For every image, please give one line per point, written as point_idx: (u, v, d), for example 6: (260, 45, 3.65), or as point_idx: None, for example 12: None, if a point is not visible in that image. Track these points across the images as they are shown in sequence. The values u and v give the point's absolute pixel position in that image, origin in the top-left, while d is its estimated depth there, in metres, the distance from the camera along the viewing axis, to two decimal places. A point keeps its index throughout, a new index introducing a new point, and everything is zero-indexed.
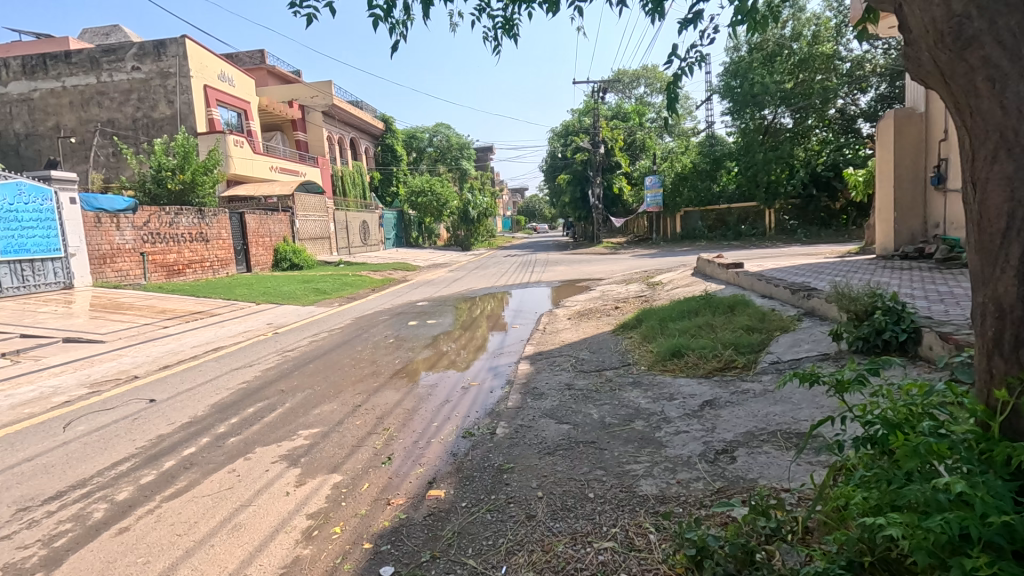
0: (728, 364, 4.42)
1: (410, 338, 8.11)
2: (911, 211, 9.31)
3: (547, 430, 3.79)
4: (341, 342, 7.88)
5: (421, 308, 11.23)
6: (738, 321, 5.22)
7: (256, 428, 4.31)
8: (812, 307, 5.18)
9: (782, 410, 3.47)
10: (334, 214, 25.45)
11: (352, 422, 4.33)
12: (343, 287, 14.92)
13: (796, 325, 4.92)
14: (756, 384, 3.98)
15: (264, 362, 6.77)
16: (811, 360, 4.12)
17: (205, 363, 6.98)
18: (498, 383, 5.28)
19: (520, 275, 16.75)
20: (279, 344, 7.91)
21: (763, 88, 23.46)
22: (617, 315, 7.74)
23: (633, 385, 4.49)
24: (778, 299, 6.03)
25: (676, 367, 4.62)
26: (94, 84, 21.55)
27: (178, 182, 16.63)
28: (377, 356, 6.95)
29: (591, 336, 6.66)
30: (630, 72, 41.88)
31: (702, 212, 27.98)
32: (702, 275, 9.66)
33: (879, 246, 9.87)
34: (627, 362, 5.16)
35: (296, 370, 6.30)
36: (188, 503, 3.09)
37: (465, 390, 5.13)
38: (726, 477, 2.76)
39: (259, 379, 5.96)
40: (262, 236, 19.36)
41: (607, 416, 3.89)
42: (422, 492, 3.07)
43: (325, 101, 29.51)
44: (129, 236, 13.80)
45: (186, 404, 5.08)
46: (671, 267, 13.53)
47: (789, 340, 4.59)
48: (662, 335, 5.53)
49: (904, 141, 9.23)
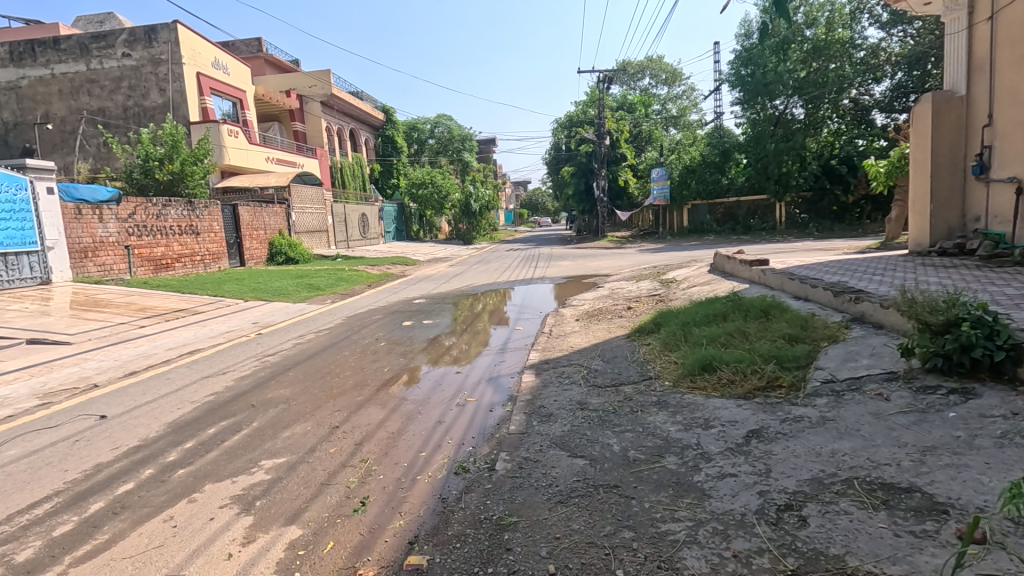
0: (772, 384, 3.71)
1: (404, 339, 7.41)
2: (946, 203, 8.58)
3: (557, 467, 3.10)
4: (328, 344, 7.20)
5: (418, 305, 10.52)
6: (776, 329, 4.51)
7: (211, 457, 3.63)
8: (863, 312, 4.50)
9: (850, 446, 2.79)
10: (332, 206, 24.79)
11: (325, 450, 3.65)
12: (339, 283, 14.25)
13: (846, 335, 4.22)
14: (810, 411, 3.28)
15: (241, 369, 6.08)
16: (877, 379, 3.42)
17: (176, 369, 6.32)
18: (498, 398, 4.57)
19: (523, 271, 16.04)
20: (262, 347, 7.24)
21: (775, 77, 22.67)
22: (631, 317, 7.02)
23: (658, 406, 3.80)
24: (816, 301, 5.33)
25: (706, 387, 3.91)
26: (84, 72, 20.85)
27: (166, 172, 15.92)
28: (365, 361, 6.28)
29: (603, 342, 5.96)
30: (634, 63, 40.96)
31: (710, 205, 27.04)
32: (721, 273, 8.91)
33: (911, 241, 9.12)
34: (649, 376, 4.45)
35: (273, 379, 5.63)
36: (102, 570, 2.43)
37: (460, 407, 4.42)
38: (799, 551, 2.08)
39: (231, 390, 5.28)
40: (257, 229, 18.71)
41: (631, 448, 3.21)
42: (398, 559, 2.39)
43: (324, 90, 28.77)
44: (113, 228, 13.16)
45: (140, 422, 4.41)
46: (684, 263, 12.78)
47: (842, 354, 3.88)
48: (685, 344, 4.83)
49: (942, 127, 8.48)
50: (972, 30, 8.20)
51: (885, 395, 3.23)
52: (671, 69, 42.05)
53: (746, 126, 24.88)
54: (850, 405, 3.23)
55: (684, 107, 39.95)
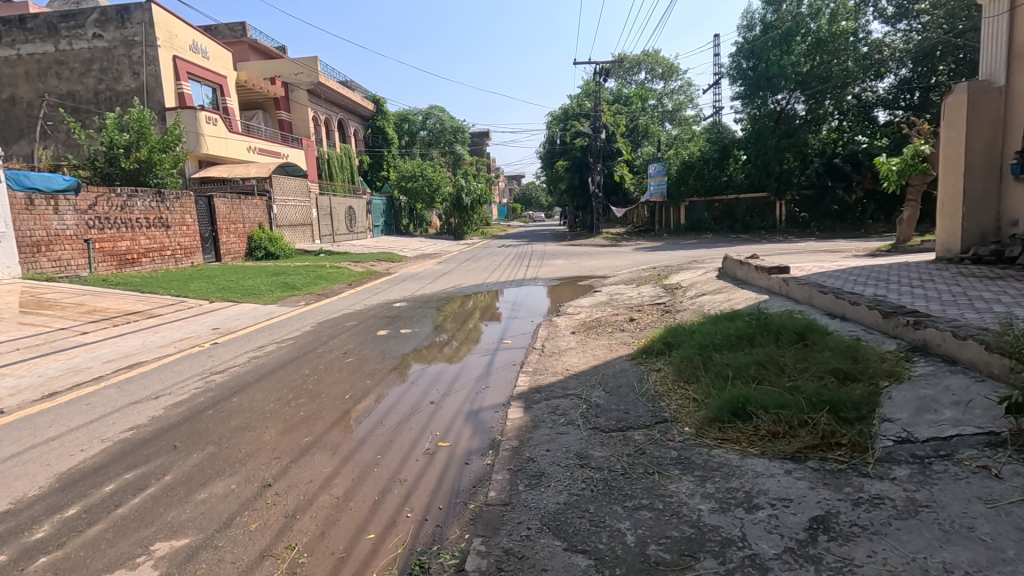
0: (829, 442, 2.87)
1: (376, 353, 6.51)
2: (980, 204, 7.75)
3: (551, 571, 2.23)
4: (289, 358, 6.30)
5: (398, 310, 9.58)
6: (820, 360, 3.65)
7: (91, 536, 2.74)
8: (925, 342, 3.68)
9: (971, 559, 1.96)
10: (316, 199, 23.74)
11: (243, 525, 2.78)
12: (316, 282, 13.30)
13: (911, 372, 3.38)
14: (890, 489, 2.44)
15: (178, 393, 5.15)
16: (975, 447, 2.60)
17: (105, 389, 5.39)
18: (478, 443, 3.68)
19: (514, 270, 15.06)
20: (211, 362, 6.28)
21: (778, 70, 21.75)
22: (635, 332, 6.13)
23: (680, 467, 2.95)
24: (858, 322, 4.51)
25: (740, 442, 3.08)
26: (52, 53, 19.65)
27: (133, 161, 14.81)
28: (327, 381, 5.37)
29: (604, 364, 5.09)
30: (630, 56, 39.97)
31: (708, 202, 25.96)
32: (731, 279, 8.07)
33: (938, 245, 8.31)
34: (664, 419, 3.60)
35: (213, 407, 4.73)
36: None
37: (430, 455, 3.54)
38: None
39: (157, 423, 4.37)
40: (234, 223, 17.71)
41: (652, 542, 2.34)
42: None
43: (311, 77, 27.69)
44: (70, 221, 12.16)
45: (24, 472, 3.49)
46: (687, 265, 11.90)
47: (914, 402, 3.04)
48: (706, 375, 3.98)
49: (979, 122, 7.65)
50: (1015, 12, 7.35)
51: (994, 471, 2.42)
52: (668, 63, 41.16)
53: (746, 121, 23.99)
54: (946, 483, 2.41)
55: (681, 101, 39.13)
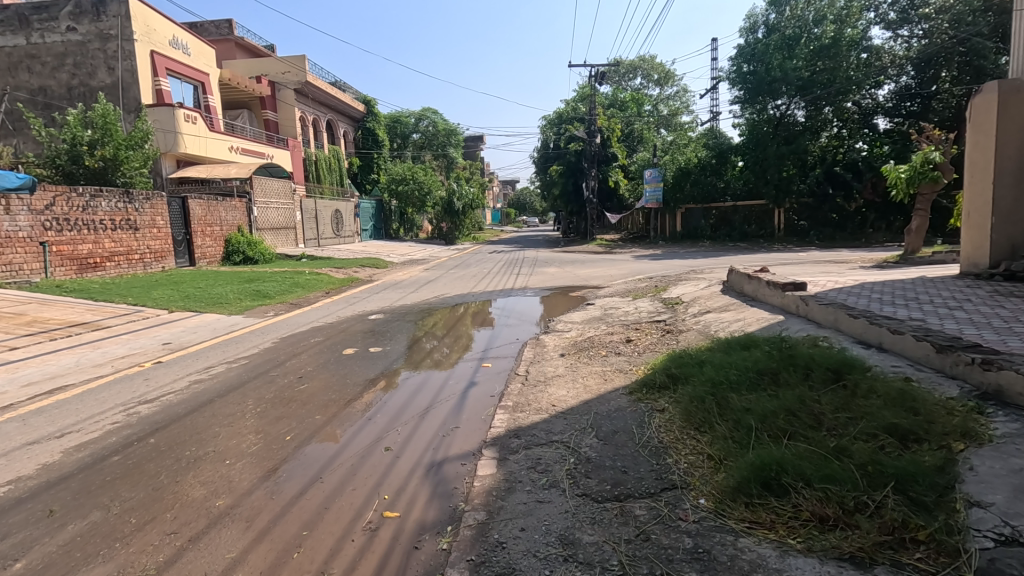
0: (901, 538, 2.11)
1: (338, 377, 5.69)
2: (1013, 214, 7.04)
3: None
4: (236, 384, 5.47)
5: (373, 323, 8.75)
6: (870, 411, 2.88)
7: None
8: (998, 388, 2.94)
9: None
10: (300, 202, 22.89)
11: None
12: (292, 289, 12.49)
13: (991, 431, 2.62)
14: None
15: (91, 429, 4.31)
16: None
17: (7, 422, 4.55)
18: (435, 513, 2.89)
19: (503, 279, 14.26)
20: (144, 388, 5.42)
21: (779, 74, 21.14)
22: (632, 358, 5.36)
23: (699, 568, 2.17)
24: (899, 355, 3.78)
25: (775, 528, 2.30)
26: (24, 47, 18.76)
27: (98, 159, 13.94)
28: (269, 416, 4.54)
29: (595, 398, 4.32)
30: (627, 61, 39.35)
31: (704, 209, 25.22)
32: (738, 294, 7.34)
33: (964, 259, 7.60)
34: (672, 484, 2.83)
35: (122, 450, 3.88)
36: None
37: (371, 531, 2.75)
38: None
39: (46, 474, 3.53)
40: (210, 225, 16.83)
41: None
42: None
43: (299, 77, 26.86)
44: (24, 222, 11.27)
45: None
46: (686, 277, 11.16)
47: (1009, 477, 2.28)
48: (722, 424, 3.21)
49: (1011, 122, 6.94)
50: None
51: None
52: (664, 69, 40.66)
53: (743, 126, 23.38)
54: None
55: (676, 108, 38.66)
